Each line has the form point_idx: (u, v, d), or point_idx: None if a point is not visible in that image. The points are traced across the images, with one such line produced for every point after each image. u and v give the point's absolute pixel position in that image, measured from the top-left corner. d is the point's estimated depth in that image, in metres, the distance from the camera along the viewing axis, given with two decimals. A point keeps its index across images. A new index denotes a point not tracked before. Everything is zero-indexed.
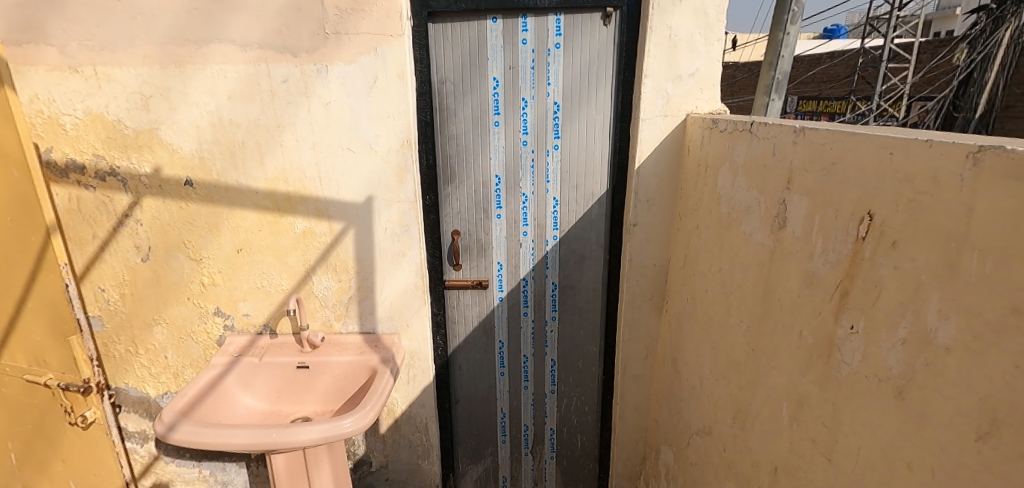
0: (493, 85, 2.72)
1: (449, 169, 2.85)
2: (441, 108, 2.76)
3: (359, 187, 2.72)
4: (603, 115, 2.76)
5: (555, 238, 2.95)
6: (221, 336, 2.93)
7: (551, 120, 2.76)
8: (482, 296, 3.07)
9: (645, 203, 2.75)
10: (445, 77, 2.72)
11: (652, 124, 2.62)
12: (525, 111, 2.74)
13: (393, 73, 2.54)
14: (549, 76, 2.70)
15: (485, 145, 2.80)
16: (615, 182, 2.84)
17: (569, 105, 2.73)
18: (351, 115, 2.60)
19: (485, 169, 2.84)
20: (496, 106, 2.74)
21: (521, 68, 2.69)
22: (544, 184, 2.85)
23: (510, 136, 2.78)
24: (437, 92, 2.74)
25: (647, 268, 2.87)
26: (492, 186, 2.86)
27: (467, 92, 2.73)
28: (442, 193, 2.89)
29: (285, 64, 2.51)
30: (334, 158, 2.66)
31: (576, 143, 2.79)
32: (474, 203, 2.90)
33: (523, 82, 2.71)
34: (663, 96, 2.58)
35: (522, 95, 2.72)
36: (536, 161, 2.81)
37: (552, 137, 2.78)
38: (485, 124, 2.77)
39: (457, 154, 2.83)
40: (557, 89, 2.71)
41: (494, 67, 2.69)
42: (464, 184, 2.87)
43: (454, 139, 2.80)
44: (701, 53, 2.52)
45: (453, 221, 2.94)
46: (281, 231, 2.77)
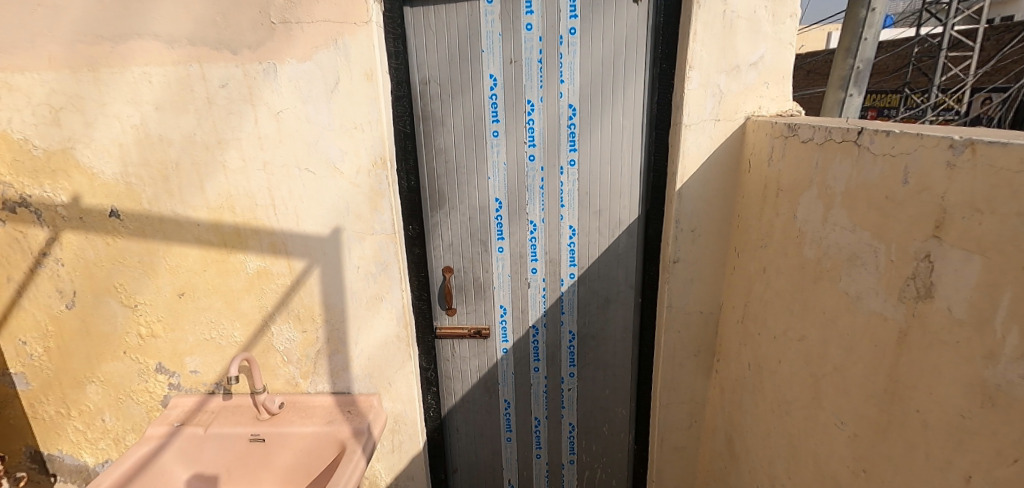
0: (490, 85, 2.12)
1: (437, 191, 2.26)
2: (425, 114, 2.17)
3: (323, 217, 2.17)
4: (633, 121, 2.12)
5: (573, 276, 2.33)
6: (166, 397, 2.41)
7: (565, 128, 2.14)
8: (482, 347, 2.48)
9: (690, 234, 2.11)
10: (430, 75, 2.13)
11: (699, 131, 1.97)
12: (532, 117, 2.13)
13: (359, 73, 1.98)
14: (562, 70, 2.07)
15: (482, 160, 2.21)
16: (649, 206, 2.20)
17: (589, 108, 2.11)
18: (309, 127, 2.05)
19: (483, 191, 2.24)
20: (494, 112, 2.14)
21: (525, 62, 2.08)
22: (558, 209, 2.24)
23: (513, 149, 2.18)
24: (419, 94, 2.15)
25: (691, 316, 2.23)
26: (492, 212, 2.27)
27: (457, 94, 2.14)
28: (430, 222, 2.30)
29: (223, 64, 1.98)
30: (290, 181, 2.11)
31: (599, 156, 2.16)
32: (470, 234, 2.31)
33: (529, 79, 2.09)
34: (714, 95, 1.93)
35: (528, 97, 2.11)
36: (547, 180, 2.20)
37: (567, 150, 2.16)
38: (481, 134, 2.18)
39: (447, 172, 2.24)
40: (573, 87, 2.09)
41: (490, 61, 2.09)
42: (456, 210, 2.28)
43: (443, 154, 2.21)
44: (766, 34, 1.86)
45: (444, 256, 2.36)
46: (230, 271, 2.23)
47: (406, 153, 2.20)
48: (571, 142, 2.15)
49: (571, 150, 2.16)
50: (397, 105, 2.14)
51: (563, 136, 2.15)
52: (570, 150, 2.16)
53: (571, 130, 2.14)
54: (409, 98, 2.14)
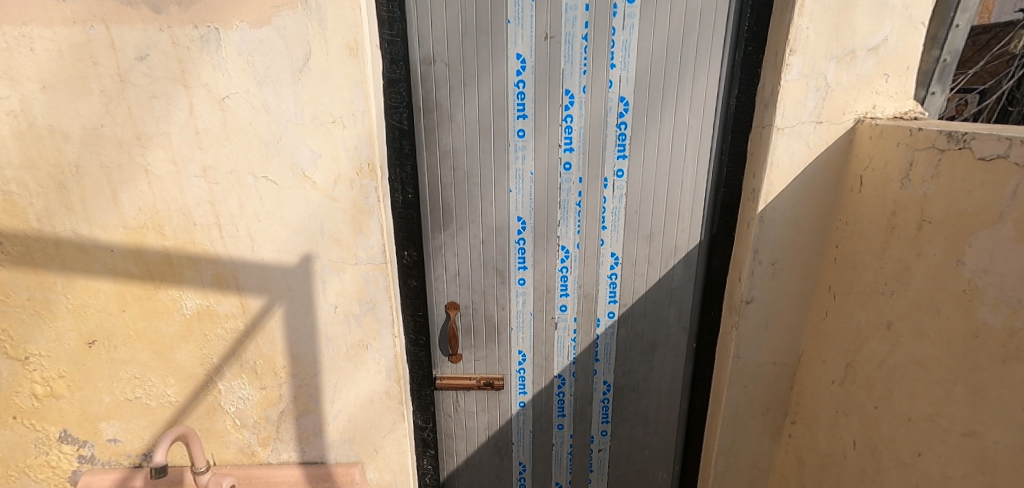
0: (517, 68, 1.59)
1: (441, 206, 1.73)
2: (428, 104, 1.62)
3: (288, 241, 1.61)
4: (701, 120, 1.62)
5: (612, 315, 1.85)
6: (75, 473, 1.82)
7: (613, 128, 1.63)
8: (493, 400, 1.97)
9: (769, 268, 1.64)
10: (435, 52, 1.58)
11: (794, 136, 1.49)
12: (570, 113, 1.62)
13: (337, 45, 1.43)
14: (613, 51, 1.56)
15: (502, 167, 1.68)
16: (714, 230, 1.73)
17: (647, 102, 1.60)
18: (268, 120, 1.48)
19: (501, 207, 1.73)
20: (520, 104, 1.62)
21: (565, 39, 1.55)
22: (598, 232, 1.75)
23: (544, 153, 1.66)
24: (420, 77, 1.59)
25: (763, 369, 1.76)
26: (512, 233, 1.76)
27: (471, 78, 1.60)
28: (430, 246, 1.77)
29: (140, 28, 1.39)
30: (241, 193, 1.55)
31: (654, 165, 1.67)
32: (483, 261, 1.80)
33: (569, 62, 1.57)
34: (818, 89, 1.45)
35: (566, 86, 1.60)
36: (586, 195, 1.70)
37: (614, 156, 1.66)
38: (501, 133, 1.65)
39: (456, 182, 1.71)
40: (627, 74, 1.58)
41: (518, 35, 1.56)
42: (465, 231, 1.76)
43: (449, 158, 1.68)
44: (893, 9, 1.39)
45: (448, 289, 1.83)
46: (159, 312, 1.65)
47: (402, 156, 1.65)
48: (619, 147, 1.65)
49: (618, 156, 1.66)
50: (392, 91, 1.58)
51: (609, 138, 1.64)
52: (618, 155, 1.66)
53: (620, 130, 1.63)
54: (407, 82, 1.59)
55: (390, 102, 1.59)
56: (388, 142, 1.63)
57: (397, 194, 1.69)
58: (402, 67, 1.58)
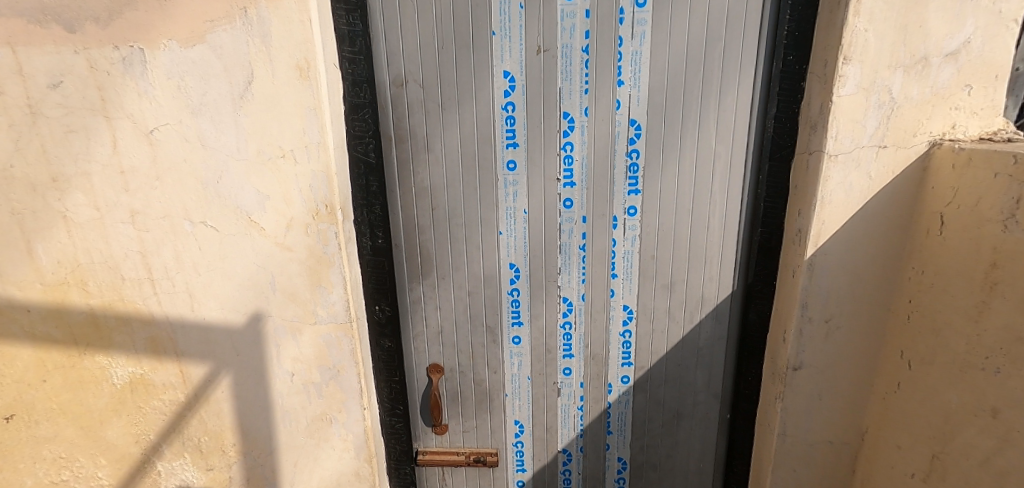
0: (505, 88, 1.32)
1: (419, 252, 1.46)
2: (400, 133, 1.36)
3: (233, 297, 1.35)
4: (731, 145, 1.33)
5: (626, 380, 1.53)
6: None
7: (622, 157, 1.35)
8: (485, 479, 1.66)
9: (822, 328, 1.32)
10: (407, 71, 1.32)
11: (851, 165, 1.19)
12: (570, 140, 1.34)
13: (284, 65, 1.18)
14: (621, 65, 1.29)
15: (490, 206, 1.41)
16: (750, 278, 1.41)
17: (663, 125, 1.32)
18: (205, 156, 1.24)
19: (489, 253, 1.45)
20: (510, 130, 1.35)
21: (561, 52, 1.29)
22: (607, 281, 1.45)
23: (539, 189, 1.39)
24: (389, 100, 1.34)
25: (816, 451, 1.42)
26: (504, 283, 1.47)
27: (451, 102, 1.34)
28: (407, 299, 1.50)
29: (51, 49, 1.15)
30: (176, 241, 1.30)
31: (674, 200, 1.37)
32: (470, 316, 1.51)
33: (567, 80, 1.30)
34: (881, 106, 1.15)
35: (565, 109, 1.33)
36: (591, 237, 1.41)
37: (625, 191, 1.37)
38: (488, 166, 1.38)
39: (435, 224, 1.43)
40: (639, 93, 1.30)
41: (504, 48, 1.30)
42: (448, 281, 1.48)
43: (427, 196, 1.41)
44: (978, 4, 1.09)
45: (430, 349, 1.54)
46: (86, 384, 1.39)
47: (369, 194, 1.40)
48: (631, 179, 1.36)
49: (630, 191, 1.37)
50: (355, 119, 1.34)
51: (618, 170, 1.36)
52: (629, 190, 1.37)
53: (631, 160, 1.35)
54: (374, 108, 1.34)
55: (354, 131, 1.35)
56: (353, 178, 1.38)
57: (364, 239, 1.44)
58: (368, 91, 1.33)
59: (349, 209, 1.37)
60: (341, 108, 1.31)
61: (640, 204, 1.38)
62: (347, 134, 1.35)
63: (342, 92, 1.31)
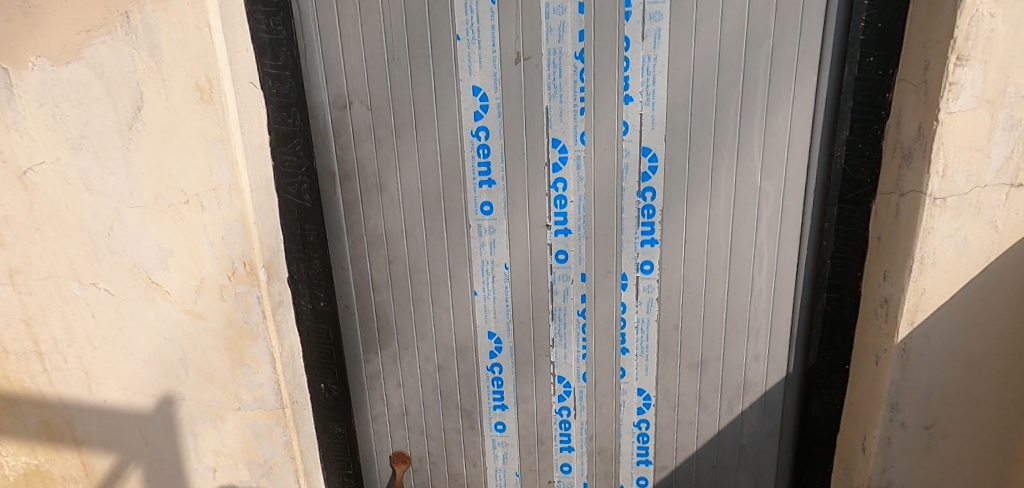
0: (474, 108, 1.01)
1: (374, 316, 1.15)
2: (345, 169, 1.07)
3: (138, 376, 1.01)
4: (784, 181, 0.96)
5: (644, 482, 1.17)
6: None
7: (632, 196, 1.01)
8: None
9: (920, 438, 0.93)
10: (350, 90, 1.03)
11: (965, 212, 0.81)
12: (562, 175, 1.02)
13: (180, 86, 0.91)
14: (629, 74, 0.95)
15: (460, 260, 1.09)
16: (811, 359, 1.04)
17: (688, 154, 0.97)
18: (89, 199, 0.89)
19: (462, 318, 1.13)
20: (483, 163, 1.03)
21: (547, 60, 0.96)
22: (616, 358, 1.10)
23: (523, 238, 1.06)
24: (330, 127, 1.05)
25: None
26: (482, 356, 1.15)
27: (406, 127, 1.04)
28: (362, 373, 1.20)
29: None
30: (64, 308, 0.92)
31: (704, 254, 1.02)
32: (440, 397, 1.19)
33: (556, 97, 0.98)
34: (1014, 126, 0.77)
35: (554, 134, 1.00)
36: (592, 300, 1.07)
37: (636, 241, 1.03)
38: (456, 208, 1.07)
39: (394, 281, 1.13)
40: (653, 112, 0.96)
41: (472, 56, 0.98)
42: (412, 352, 1.17)
43: (382, 246, 1.11)
44: None
45: (393, 434, 1.23)
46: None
47: (304, 245, 1.12)
48: (644, 227, 1.02)
49: (643, 241, 1.03)
50: (285, 153, 1.07)
51: (626, 214, 1.02)
52: (642, 240, 1.03)
53: (644, 200, 1.01)
54: (308, 138, 1.06)
55: (281, 168, 1.08)
56: (284, 226, 1.10)
57: (301, 301, 1.15)
58: (299, 117, 1.05)
59: (280, 264, 1.10)
60: (262, 138, 1.03)
61: (657, 259, 1.03)
62: (273, 172, 1.07)
63: (264, 119, 1.04)
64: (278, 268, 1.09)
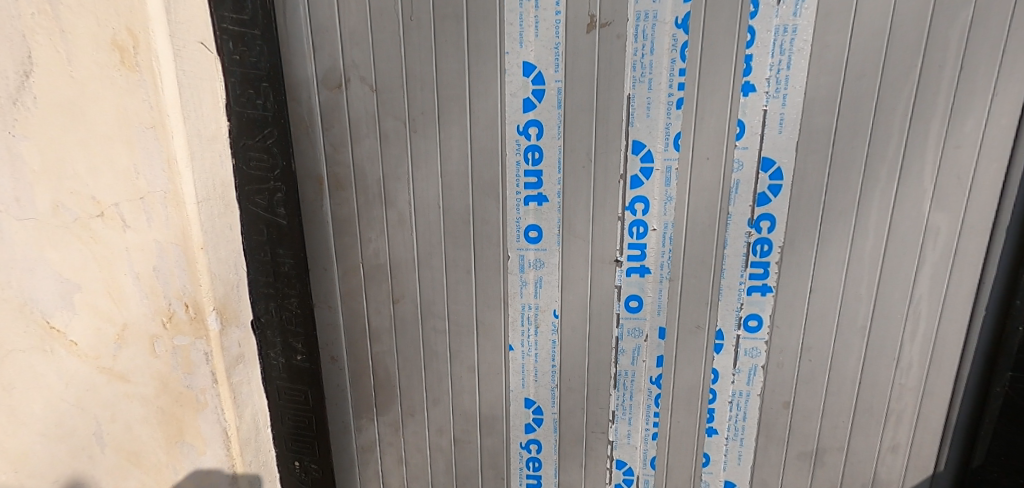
0: (524, 94, 0.71)
1: (370, 371, 0.87)
2: (336, 173, 0.78)
3: (35, 454, 0.56)
4: (970, 216, 0.67)
5: None
6: None
7: (741, 226, 0.72)
8: None
9: None
10: (347, 62, 0.73)
11: None
12: (642, 192, 0.73)
13: (89, 37, 0.56)
14: (752, 53, 0.66)
15: (491, 303, 0.81)
16: (975, 459, 0.75)
17: (829, 171, 0.68)
18: None
19: (489, 378, 0.84)
20: (533, 172, 0.74)
21: (635, 28, 0.68)
22: (698, 440, 0.82)
23: (581, 277, 0.78)
24: (319, 115, 0.76)
25: None
26: (514, 429, 0.86)
27: (425, 118, 0.74)
28: (352, 445, 0.91)
29: None
30: None
31: (837, 309, 0.73)
32: (458, 478, 0.91)
33: (643, 81, 0.69)
34: None
35: (636, 136, 0.71)
36: (672, 363, 0.79)
37: (741, 287, 0.74)
38: (490, 233, 0.77)
39: (399, 327, 0.84)
40: (784, 108, 0.67)
41: (526, 19, 0.69)
42: (419, 420, 0.88)
43: (386, 280, 0.82)
44: None
45: None
46: None
47: (276, 276, 0.82)
48: (754, 268, 0.73)
49: (750, 287, 0.74)
50: (251, 148, 0.76)
51: (730, 249, 0.73)
52: (749, 286, 0.74)
53: (757, 232, 0.72)
54: (285, 129, 0.76)
55: (245, 170, 0.77)
56: (247, 251, 0.80)
57: (269, 351, 0.85)
58: (273, 99, 0.75)
59: (237, 305, 0.79)
60: (219, 128, 0.73)
61: (768, 313, 0.75)
62: (233, 174, 0.76)
63: (219, 98, 0.73)
64: (236, 309, 0.79)
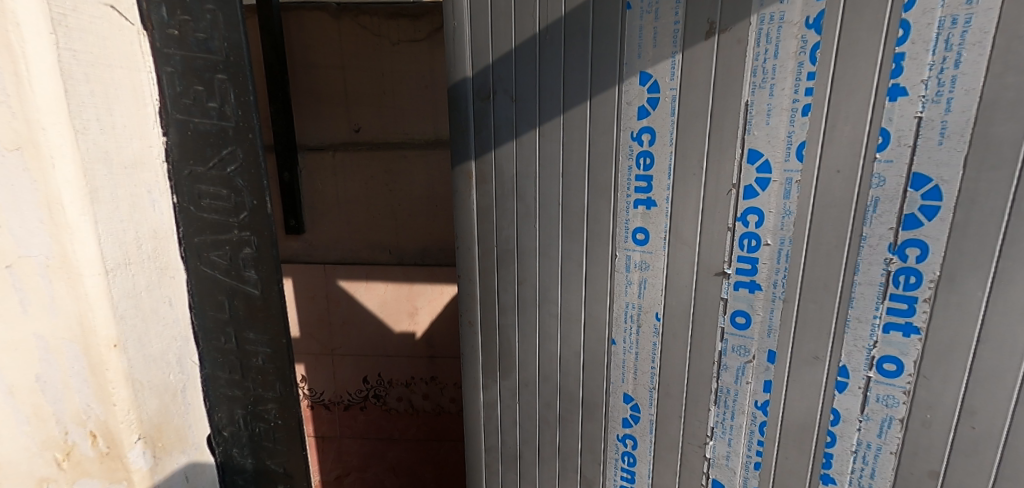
0: (638, 102, 0.60)
1: (496, 341, 0.80)
2: (482, 166, 0.73)
3: None
4: None
5: None
6: None
7: (879, 252, 0.52)
8: None
9: None
10: (496, 76, 0.69)
11: None
12: (756, 204, 0.56)
13: None
14: (905, 50, 0.48)
15: (596, 305, 0.70)
16: None
17: (963, 191, 0.48)
18: None
19: (592, 371, 0.73)
20: (643, 175, 0.62)
21: (759, 28, 0.53)
22: (809, 486, 0.63)
23: (686, 294, 0.63)
24: (471, 118, 0.72)
25: None
26: (611, 448, 0.75)
27: (551, 127, 0.67)
28: (477, 403, 0.86)
29: None
30: None
31: (987, 394, 0.51)
32: (566, 450, 0.79)
33: (765, 86, 0.54)
34: None
35: (751, 146, 0.56)
36: (784, 390, 0.61)
37: (875, 324, 0.54)
38: (601, 231, 0.66)
39: (513, 319, 0.78)
40: (946, 114, 0.47)
41: (648, 18, 0.58)
42: (527, 426, 0.82)
43: (512, 265, 0.75)
44: None
45: (503, 475, 0.88)
46: None
47: (245, 373, 0.58)
48: (895, 302, 0.52)
49: (887, 326, 0.53)
50: (202, 178, 0.53)
51: (861, 276, 0.53)
52: (885, 322, 0.53)
53: (901, 260, 0.51)
54: (253, 148, 0.52)
55: (192, 210, 0.53)
56: (198, 334, 0.57)
57: (234, 477, 0.62)
58: (234, 100, 0.51)
59: (182, 420, 0.55)
60: (143, 142, 0.49)
61: (913, 360, 0.53)
62: (170, 215, 0.52)
63: (144, 97, 0.49)
64: (180, 426, 0.55)
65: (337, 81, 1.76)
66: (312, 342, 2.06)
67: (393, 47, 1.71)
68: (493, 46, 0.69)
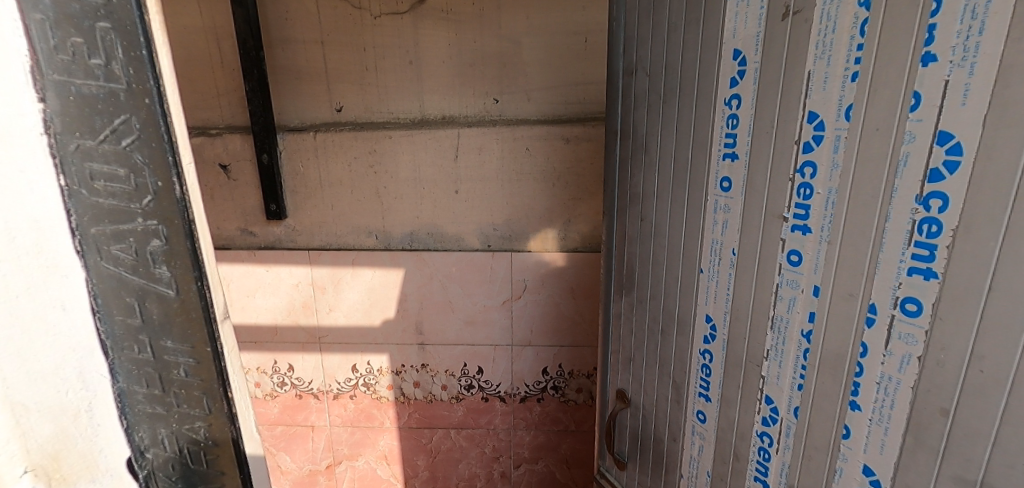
0: (729, 74, 0.71)
1: (623, 264, 1.03)
2: (623, 128, 0.98)
3: None
4: None
5: None
6: None
7: (905, 203, 0.52)
8: None
9: None
10: (635, 60, 0.91)
11: None
12: (812, 157, 0.61)
13: None
14: (937, 22, 0.48)
15: (692, 241, 0.82)
16: None
17: (982, 148, 0.46)
18: None
19: (682, 295, 0.86)
20: (731, 133, 0.72)
21: (821, 9, 0.58)
22: (839, 412, 0.62)
23: (755, 232, 0.70)
24: (620, 92, 0.97)
25: None
26: (695, 360, 0.85)
27: (669, 93, 0.83)
28: (610, 310, 1.10)
29: None
30: None
31: (995, 372, 0.48)
32: (660, 359, 0.95)
33: (823, 57, 0.58)
34: None
35: (813, 107, 0.60)
36: (825, 321, 0.62)
37: (900, 267, 0.53)
38: (694, 183, 0.80)
39: (636, 248, 0.98)
40: (970, 77, 0.46)
41: (739, 11, 0.69)
42: (635, 335, 1.02)
43: (637, 205, 0.96)
44: None
45: (618, 370, 1.11)
46: None
47: (166, 388, 0.50)
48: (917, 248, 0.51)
49: (909, 269, 0.52)
50: (93, 154, 0.42)
51: (891, 225, 0.53)
52: (909, 267, 0.52)
53: (925, 211, 0.50)
54: (153, 118, 0.43)
55: (86, 195, 0.43)
56: (109, 344, 0.47)
57: None
58: (123, 54, 0.41)
59: (91, 443, 0.48)
60: (9, 114, 0.39)
61: (932, 302, 0.51)
62: (58, 202, 0.42)
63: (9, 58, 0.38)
64: (88, 451, 0.47)
65: (316, 57, 1.65)
66: (296, 331, 1.98)
67: (374, 20, 1.59)
68: (638, 34, 0.90)
